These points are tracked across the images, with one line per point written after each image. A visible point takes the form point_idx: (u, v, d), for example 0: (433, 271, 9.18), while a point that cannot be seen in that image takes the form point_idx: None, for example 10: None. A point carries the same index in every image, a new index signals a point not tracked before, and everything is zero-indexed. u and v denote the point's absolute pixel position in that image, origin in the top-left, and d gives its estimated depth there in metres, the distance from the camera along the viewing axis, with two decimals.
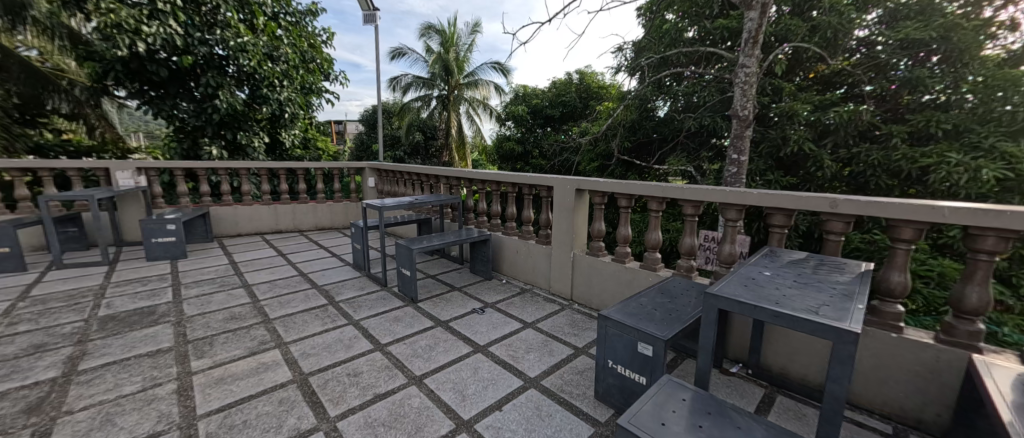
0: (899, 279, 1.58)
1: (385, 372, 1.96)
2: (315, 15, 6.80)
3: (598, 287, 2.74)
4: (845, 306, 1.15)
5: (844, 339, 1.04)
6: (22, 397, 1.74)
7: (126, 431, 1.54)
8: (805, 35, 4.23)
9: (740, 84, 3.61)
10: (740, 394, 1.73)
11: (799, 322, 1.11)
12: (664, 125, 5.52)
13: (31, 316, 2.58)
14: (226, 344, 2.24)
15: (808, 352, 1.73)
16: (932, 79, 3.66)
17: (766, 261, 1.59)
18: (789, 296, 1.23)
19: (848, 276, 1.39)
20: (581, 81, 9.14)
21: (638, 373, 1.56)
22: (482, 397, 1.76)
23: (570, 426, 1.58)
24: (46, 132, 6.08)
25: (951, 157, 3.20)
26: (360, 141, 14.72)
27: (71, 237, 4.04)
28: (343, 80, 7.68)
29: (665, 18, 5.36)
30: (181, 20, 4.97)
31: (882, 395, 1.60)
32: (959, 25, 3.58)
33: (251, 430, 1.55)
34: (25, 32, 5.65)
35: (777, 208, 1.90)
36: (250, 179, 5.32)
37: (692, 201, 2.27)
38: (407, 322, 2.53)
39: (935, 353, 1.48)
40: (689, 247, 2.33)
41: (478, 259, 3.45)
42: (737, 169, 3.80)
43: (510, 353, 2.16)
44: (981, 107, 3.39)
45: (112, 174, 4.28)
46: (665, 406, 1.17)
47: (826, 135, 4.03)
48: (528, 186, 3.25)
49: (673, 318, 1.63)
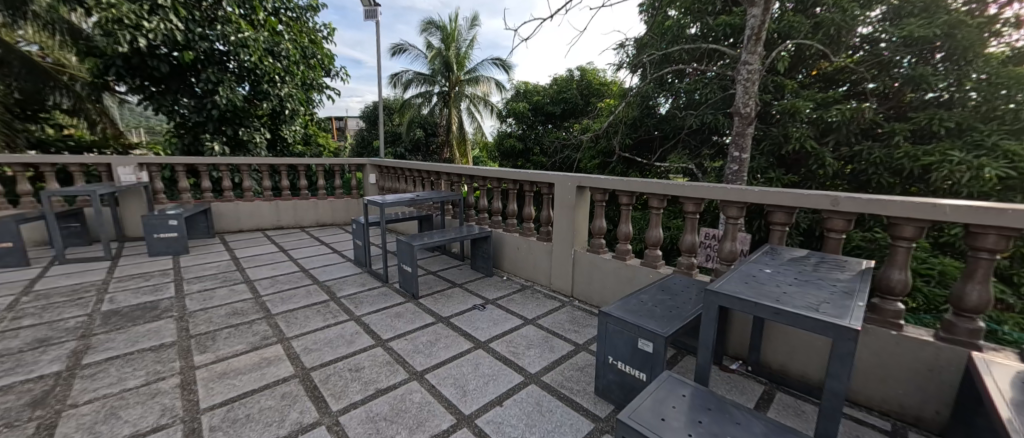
0: (899, 277, 1.58)
1: (386, 368, 1.97)
2: (316, 11, 6.78)
3: (598, 284, 2.75)
4: (845, 304, 1.15)
5: (844, 337, 1.04)
6: (27, 390, 1.75)
7: (129, 425, 1.55)
8: (808, 32, 4.20)
9: (742, 81, 3.61)
10: (740, 391, 1.74)
11: (799, 319, 1.11)
12: (665, 123, 5.51)
13: (34, 310, 2.60)
14: (228, 339, 2.25)
15: (807, 349, 1.74)
16: (935, 76, 3.64)
17: (767, 258, 1.59)
18: (789, 294, 1.23)
19: (849, 274, 1.39)
20: (582, 78, 9.11)
21: (638, 370, 1.57)
22: (483, 393, 1.77)
23: (570, 422, 1.59)
24: (47, 128, 5.99)
25: (954, 156, 3.19)
26: (360, 138, 14.73)
27: (73, 232, 4.06)
28: (343, 76, 7.67)
29: (667, 15, 5.33)
30: (182, 15, 4.96)
31: (882, 393, 1.61)
32: (964, 22, 3.55)
33: (253, 424, 1.57)
34: (25, 27, 5.62)
35: (777, 206, 1.90)
36: (250, 175, 5.31)
37: (693, 198, 2.27)
38: (408, 318, 2.54)
39: (935, 351, 1.49)
40: (689, 244, 2.33)
41: (478, 256, 3.46)
42: (738, 166, 3.79)
43: (511, 349, 2.17)
44: (983, 105, 3.38)
45: (113, 170, 4.27)
46: (665, 402, 1.18)
47: (828, 133, 4.02)
48: (529, 183, 3.24)
49: (674, 315, 1.64)
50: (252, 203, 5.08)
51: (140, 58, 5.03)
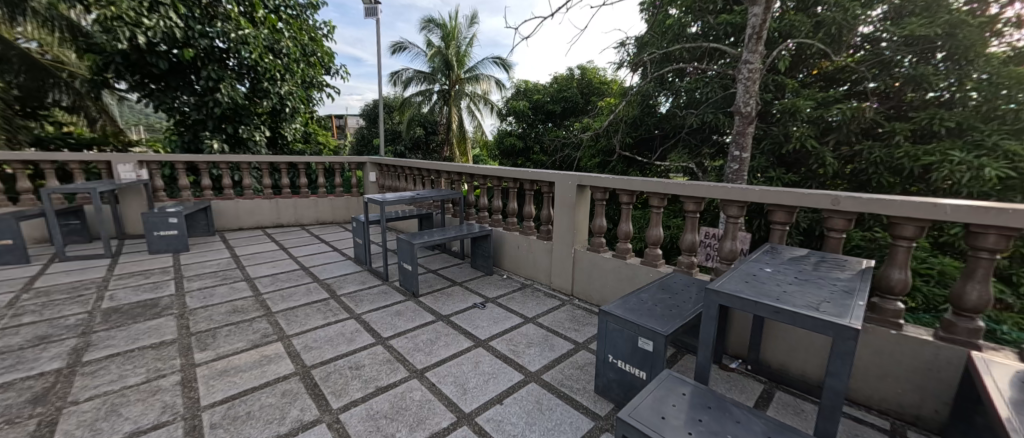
0: (899, 276, 1.59)
1: (386, 366, 1.97)
2: (317, 9, 6.76)
3: (598, 283, 2.75)
4: (845, 303, 1.15)
5: (844, 336, 1.04)
6: (27, 388, 1.75)
7: (131, 422, 1.55)
8: (809, 31, 4.20)
9: (743, 80, 3.60)
10: (739, 389, 1.74)
11: (799, 318, 1.11)
12: (666, 122, 5.50)
13: (34, 307, 2.60)
14: (229, 337, 2.25)
15: (808, 348, 1.74)
16: (936, 76, 3.64)
17: (767, 258, 1.59)
18: (790, 293, 1.23)
19: (849, 273, 1.39)
20: (583, 76, 9.18)
21: (638, 368, 1.58)
22: (483, 391, 1.78)
23: (570, 420, 1.59)
24: (47, 125, 5.91)
25: (954, 156, 3.20)
26: (361, 136, 14.76)
27: (73, 229, 4.06)
28: (343, 74, 7.66)
29: (669, 14, 5.32)
30: (181, 12, 4.94)
31: (881, 392, 1.61)
32: (965, 22, 3.54)
33: (254, 422, 1.57)
34: (24, 24, 5.66)
35: (777, 205, 1.90)
36: (250, 174, 5.31)
37: (694, 197, 2.27)
38: (409, 316, 2.54)
39: (935, 350, 1.49)
40: (689, 243, 2.33)
41: (478, 255, 3.46)
42: (739, 165, 3.79)
43: (511, 347, 2.17)
44: (984, 105, 3.38)
45: (113, 167, 4.27)
46: (665, 400, 1.18)
47: (828, 133, 4.02)
48: (529, 182, 3.23)
49: (674, 313, 1.64)
50: (252, 201, 5.07)
51: (139, 55, 5.02)
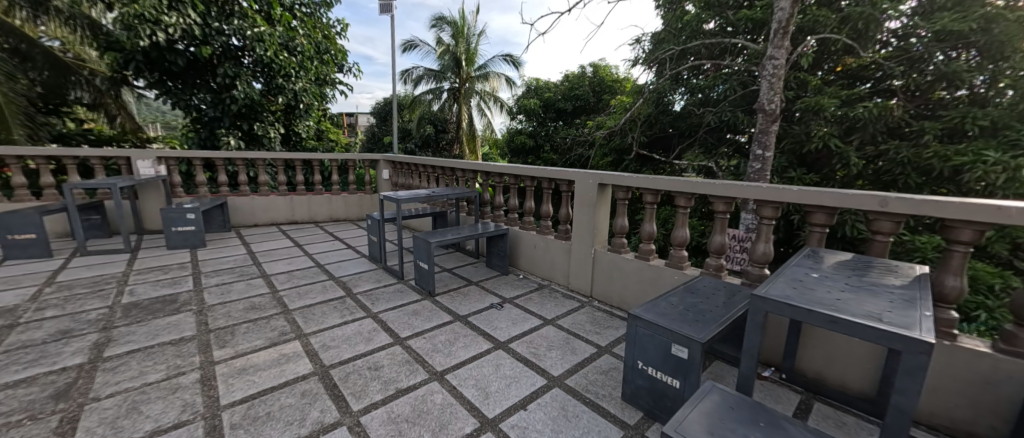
0: (954, 284, 1.47)
1: (406, 367, 1.93)
2: (331, 7, 6.79)
3: (619, 284, 2.68)
4: (908, 313, 1.07)
5: (913, 350, 0.96)
6: (51, 382, 1.76)
7: (151, 420, 1.53)
8: (835, 26, 4.08)
9: (768, 77, 3.48)
10: (775, 399, 1.67)
11: (860, 329, 1.03)
12: (681, 120, 5.39)
13: (57, 301, 2.62)
14: (247, 334, 2.24)
15: (848, 358, 1.65)
16: (969, 72, 3.49)
17: (810, 262, 1.51)
18: (844, 301, 1.15)
19: (903, 280, 1.30)
20: (594, 74, 9.07)
21: (671, 376, 1.51)
22: (506, 395, 1.72)
23: (598, 429, 1.53)
24: (69, 121, 6.08)
25: (988, 157, 3.05)
26: (373, 134, 14.95)
27: (94, 225, 4.11)
28: (356, 72, 7.64)
29: (686, 9, 5.23)
30: (200, 9, 4.98)
31: (932, 406, 1.52)
32: (1002, 16, 3.35)
33: (274, 423, 1.54)
34: (46, 22, 5.76)
35: (818, 207, 1.80)
36: (264, 169, 5.28)
37: (724, 197, 2.18)
38: (426, 316, 2.50)
39: (992, 362, 1.39)
40: (718, 245, 2.24)
41: (495, 254, 3.40)
42: (761, 165, 3.67)
43: (532, 350, 2.11)
44: (1021, 104, 3.23)
45: (133, 164, 4.31)
46: (710, 415, 1.10)
47: (852, 132, 3.89)
48: (547, 180, 3.16)
49: (707, 319, 1.56)
50: (267, 197, 5.10)
51: (158, 53, 5.08)
